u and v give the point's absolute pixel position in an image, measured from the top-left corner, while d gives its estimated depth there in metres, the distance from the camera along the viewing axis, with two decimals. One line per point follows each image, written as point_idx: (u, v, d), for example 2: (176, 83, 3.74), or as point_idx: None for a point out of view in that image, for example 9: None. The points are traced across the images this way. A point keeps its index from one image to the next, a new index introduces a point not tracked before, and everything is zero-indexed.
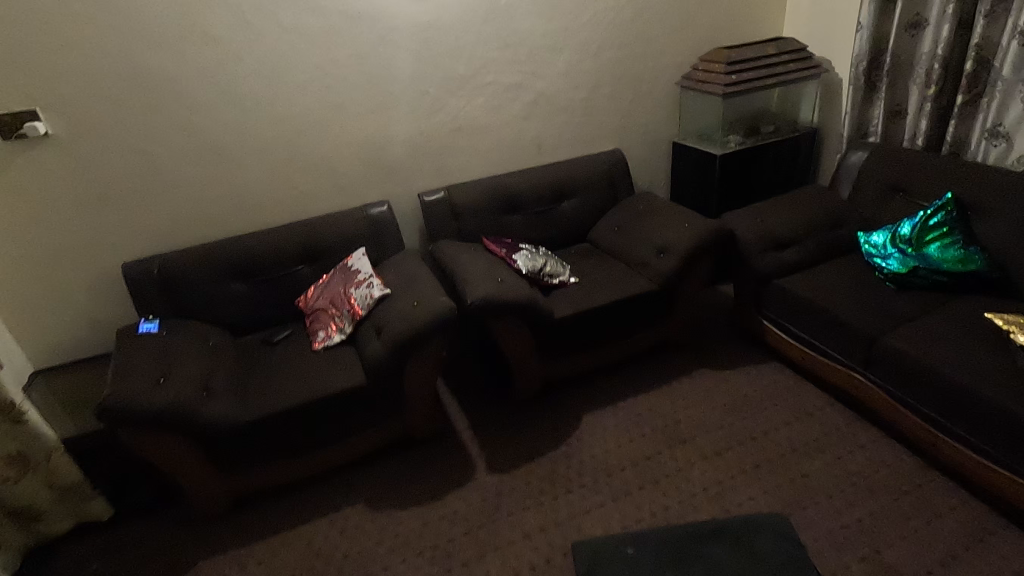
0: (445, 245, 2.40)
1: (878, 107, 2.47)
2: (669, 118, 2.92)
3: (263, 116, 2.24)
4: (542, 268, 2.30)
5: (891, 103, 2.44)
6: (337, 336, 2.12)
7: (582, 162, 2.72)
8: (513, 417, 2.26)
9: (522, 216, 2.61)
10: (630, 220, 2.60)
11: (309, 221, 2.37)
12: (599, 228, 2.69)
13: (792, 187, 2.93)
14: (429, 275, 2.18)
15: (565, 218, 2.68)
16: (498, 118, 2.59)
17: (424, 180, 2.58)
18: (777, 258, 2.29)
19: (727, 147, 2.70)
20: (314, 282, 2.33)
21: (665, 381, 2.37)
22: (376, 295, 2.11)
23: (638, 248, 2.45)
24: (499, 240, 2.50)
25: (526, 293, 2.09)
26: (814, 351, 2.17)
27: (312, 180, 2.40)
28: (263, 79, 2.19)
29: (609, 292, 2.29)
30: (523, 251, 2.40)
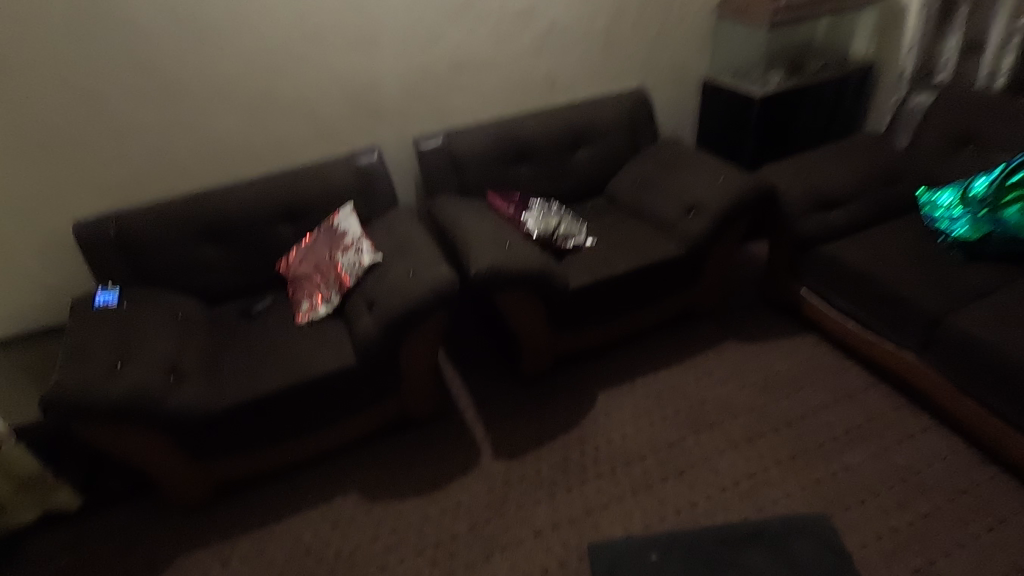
0: (445, 201, 2.11)
1: (952, 40, 2.11)
2: (700, 52, 2.55)
3: (227, 48, 1.89)
4: (555, 229, 2.02)
5: (967, 35, 2.08)
6: (322, 308, 1.87)
7: (600, 104, 2.38)
8: (521, 396, 2.05)
9: (533, 167, 2.30)
10: (654, 173, 2.29)
11: (288, 173, 2.07)
12: (619, 181, 2.38)
13: (835, 133, 2.60)
14: (427, 238, 1.91)
15: (581, 169, 2.37)
16: (505, 51, 2.23)
17: (420, 125, 2.25)
18: (824, 220, 2.00)
19: (768, 87, 2.35)
20: (297, 244, 2.06)
21: (690, 356, 2.14)
22: (365, 262, 1.84)
23: (663, 206, 2.16)
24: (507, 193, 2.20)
25: (537, 261, 1.83)
26: (861, 327, 1.93)
27: (291, 125, 2.08)
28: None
29: (630, 257, 2.03)
30: (535, 206, 2.09)
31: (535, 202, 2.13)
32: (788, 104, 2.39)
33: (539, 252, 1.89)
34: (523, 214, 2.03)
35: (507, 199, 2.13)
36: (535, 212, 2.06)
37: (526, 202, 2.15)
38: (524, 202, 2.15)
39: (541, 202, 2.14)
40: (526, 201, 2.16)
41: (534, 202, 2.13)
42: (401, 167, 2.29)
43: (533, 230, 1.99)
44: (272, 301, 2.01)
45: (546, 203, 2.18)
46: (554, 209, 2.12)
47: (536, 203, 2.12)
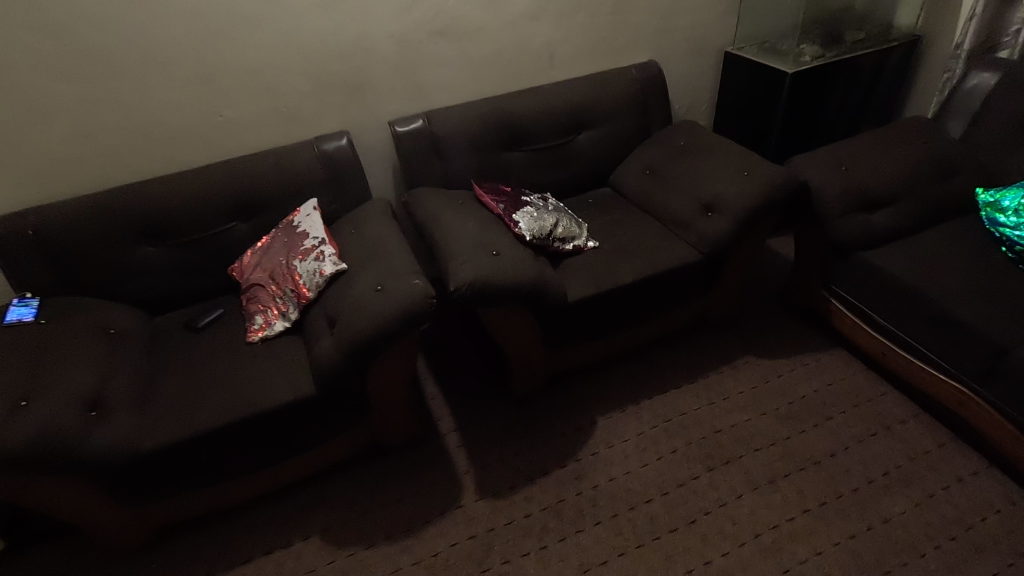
0: (424, 195, 1.82)
1: None
2: (722, 19, 2.21)
3: (159, 9, 1.57)
4: (552, 230, 1.74)
5: None
6: (279, 324, 1.61)
7: (606, 80, 2.06)
8: (510, 419, 1.80)
9: (527, 152, 2.00)
10: (667, 161, 1.99)
11: (241, 160, 1.77)
12: (626, 169, 2.08)
13: (873, 115, 2.29)
14: (400, 241, 1.63)
15: (583, 156, 2.06)
16: (495, 16, 1.90)
17: (397, 103, 1.94)
18: (865, 222, 1.72)
19: (801, 62, 2.03)
20: (252, 245, 1.78)
21: (703, 374, 1.88)
22: (327, 272, 1.57)
23: (677, 201, 1.87)
24: (497, 184, 1.90)
25: (529, 270, 1.55)
26: (904, 349, 1.67)
27: (243, 104, 1.77)
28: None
29: (639, 263, 1.75)
30: (529, 203, 1.81)
31: (530, 198, 1.86)
32: (823, 83, 2.07)
33: (532, 259, 1.61)
34: (516, 211, 1.74)
35: (498, 192, 1.85)
36: (529, 209, 1.77)
37: (519, 196, 1.86)
38: (517, 196, 1.85)
39: (536, 198, 1.87)
40: (519, 194, 1.87)
41: (529, 198, 1.86)
42: (375, 152, 1.98)
43: (528, 230, 1.68)
44: (223, 311, 1.73)
45: (542, 197, 1.91)
46: (551, 206, 1.84)
47: (530, 199, 1.85)
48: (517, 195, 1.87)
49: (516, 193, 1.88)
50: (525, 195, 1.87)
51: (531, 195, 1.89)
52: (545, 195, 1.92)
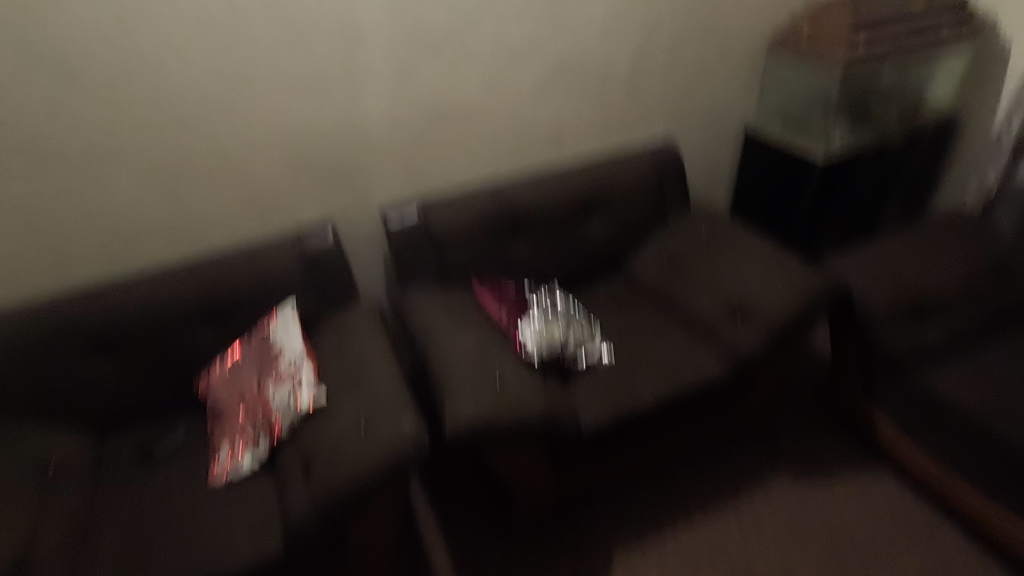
0: (418, 297, 1.61)
1: None
2: (742, 93, 2.05)
3: (118, 97, 1.38)
4: (562, 342, 1.55)
5: None
6: (247, 461, 1.38)
7: (619, 160, 1.88)
8: (514, 556, 1.57)
9: (533, 242, 1.80)
10: (688, 253, 1.79)
11: (210, 258, 1.56)
12: (641, 258, 1.88)
13: (905, 197, 2.12)
14: (390, 362, 1.42)
15: (594, 244, 1.86)
16: (500, 96, 1.73)
17: (388, 189, 1.74)
18: (916, 335, 1.53)
19: (833, 145, 1.86)
20: (220, 356, 1.56)
21: (731, 497, 1.66)
22: (305, 402, 1.36)
23: (701, 303, 1.67)
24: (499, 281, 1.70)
25: (539, 401, 1.34)
26: (966, 484, 1.47)
27: (214, 195, 1.57)
28: (109, 35, 1.31)
29: (661, 380, 1.54)
30: (538, 308, 1.62)
31: (536, 300, 1.67)
32: (855, 166, 1.90)
33: (542, 383, 1.40)
34: (523, 322, 1.55)
35: (502, 292, 1.65)
36: (539, 318, 1.58)
37: (525, 298, 1.66)
38: (523, 298, 1.65)
39: (543, 300, 1.68)
40: (525, 295, 1.67)
41: (535, 300, 1.67)
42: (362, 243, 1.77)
43: (536, 345, 1.49)
44: (184, 435, 1.51)
45: (550, 297, 1.72)
46: (561, 310, 1.66)
47: (537, 302, 1.66)
48: (523, 297, 1.66)
49: (522, 293, 1.69)
50: (532, 297, 1.68)
51: (537, 296, 1.70)
52: (553, 294, 1.73)
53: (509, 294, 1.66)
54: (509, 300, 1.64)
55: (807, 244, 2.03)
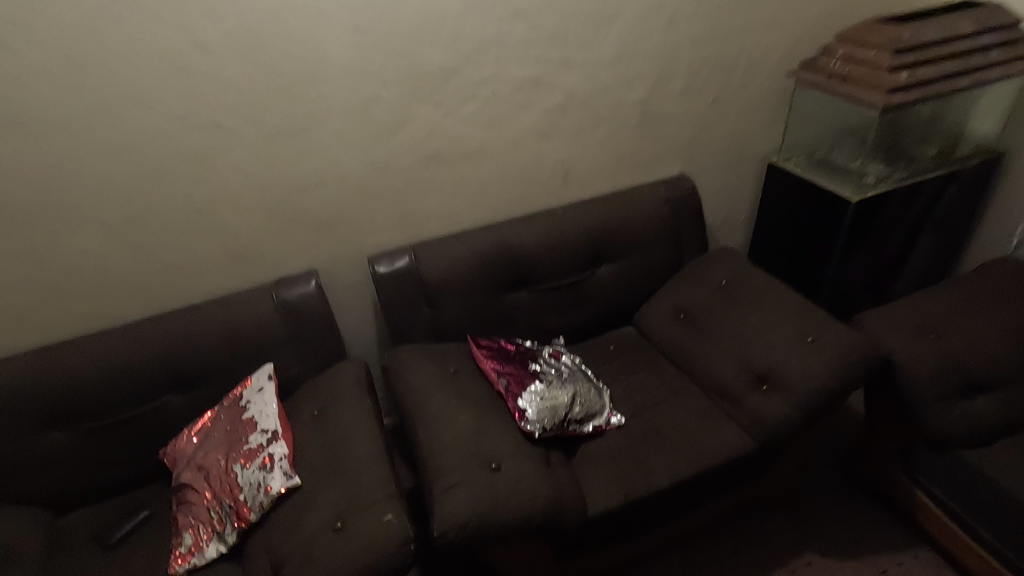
0: (409, 358, 1.47)
1: None
2: (765, 128, 1.90)
3: (76, 145, 1.24)
4: (568, 411, 1.38)
5: None
6: (211, 549, 1.23)
7: (631, 202, 1.72)
8: None
9: (537, 293, 1.65)
10: (706, 307, 1.63)
11: (180, 316, 1.42)
12: (654, 309, 1.72)
13: (945, 241, 1.94)
14: (374, 440, 1.26)
15: (603, 294, 1.71)
16: (501, 135, 1.58)
17: (379, 236, 1.60)
18: (968, 411, 1.35)
19: (868, 187, 1.69)
20: (189, 423, 1.41)
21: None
22: (275, 489, 1.20)
23: (722, 366, 1.50)
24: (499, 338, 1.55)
25: (540, 490, 1.18)
26: None
27: (186, 248, 1.43)
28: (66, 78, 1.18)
29: (678, 457, 1.37)
30: (542, 371, 1.46)
31: (540, 360, 1.51)
32: (891, 209, 1.73)
33: (544, 466, 1.25)
34: (527, 388, 1.38)
35: (502, 352, 1.49)
36: (544, 383, 1.41)
37: (528, 358, 1.51)
38: (526, 359, 1.49)
39: (547, 361, 1.52)
40: (528, 356, 1.51)
41: (539, 360, 1.51)
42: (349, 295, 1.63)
43: (541, 418, 1.32)
44: (146, 515, 1.36)
45: (555, 357, 1.56)
46: (567, 372, 1.50)
47: (541, 362, 1.50)
48: (526, 357, 1.51)
49: (524, 352, 1.53)
50: (535, 357, 1.52)
51: (541, 355, 1.54)
52: (559, 353, 1.58)
53: (511, 354, 1.50)
54: (509, 360, 1.47)
55: (837, 297, 1.85)
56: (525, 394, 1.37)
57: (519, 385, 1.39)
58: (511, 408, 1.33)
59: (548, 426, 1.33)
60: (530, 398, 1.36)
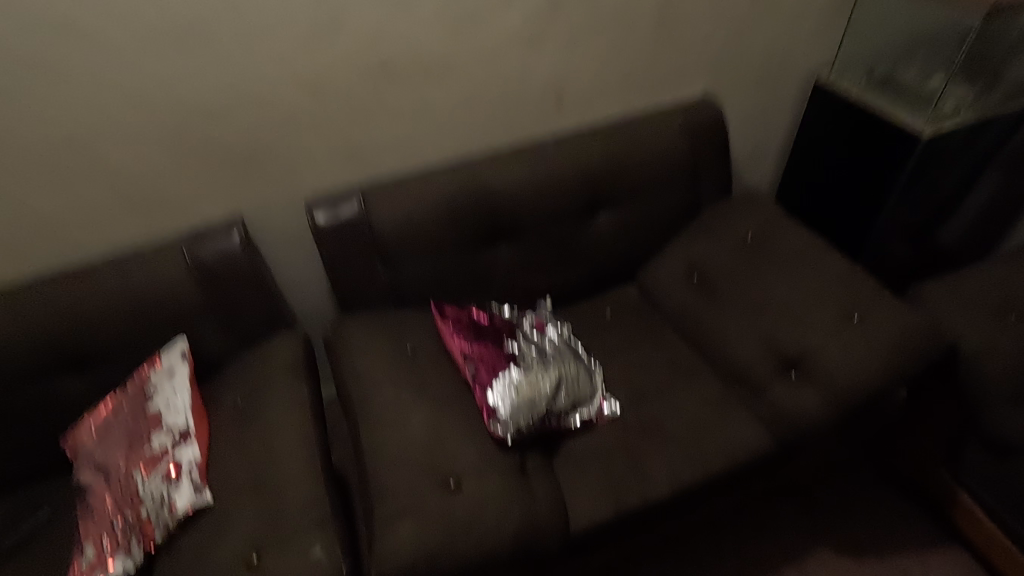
0: (357, 334, 1.19)
1: None
2: (815, 36, 1.49)
3: None
4: (551, 404, 1.12)
5: None
6: (117, 566, 0.95)
7: (641, 133, 1.36)
8: None
9: (519, 248, 1.34)
10: (726, 269, 1.33)
11: (65, 281, 1.13)
12: (661, 267, 1.42)
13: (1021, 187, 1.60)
14: (306, 445, 1.02)
15: (600, 248, 1.40)
16: (473, 43, 1.20)
17: (320, 176, 1.26)
18: None
19: (943, 116, 1.33)
20: (91, 410, 1.15)
21: None
22: (181, 508, 0.97)
23: (742, 345, 1.23)
24: (470, 305, 1.25)
25: (509, 515, 0.95)
26: None
27: (61, 193, 1.10)
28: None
29: (682, 459, 1.13)
30: (522, 350, 1.18)
31: (520, 334, 1.22)
32: (967, 147, 1.38)
33: (516, 480, 1.01)
34: (500, 375, 1.11)
35: (472, 325, 1.20)
36: (523, 367, 1.13)
37: (504, 331, 1.22)
38: (501, 334, 1.21)
39: (529, 334, 1.23)
40: (504, 329, 1.23)
41: (519, 333, 1.22)
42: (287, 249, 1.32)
43: (515, 417, 1.06)
44: (47, 516, 1.14)
45: (539, 327, 1.27)
46: (553, 350, 1.21)
47: (521, 337, 1.22)
48: (501, 330, 1.22)
49: (501, 322, 1.24)
50: (514, 328, 1.23)
51: (521, 326, 1.25)
52: (544, 322, 1.29)
53: (483, 326, 1.21)
54: (480, 335, 1.18)
55: (881, 258, 1.55)
56: (498, 384, 1.09)
57: (491, 371, 1.12)
58: (478, 403, 1.07)
59: (523, 426, 1.07)
60: (504, 390, 1.09)
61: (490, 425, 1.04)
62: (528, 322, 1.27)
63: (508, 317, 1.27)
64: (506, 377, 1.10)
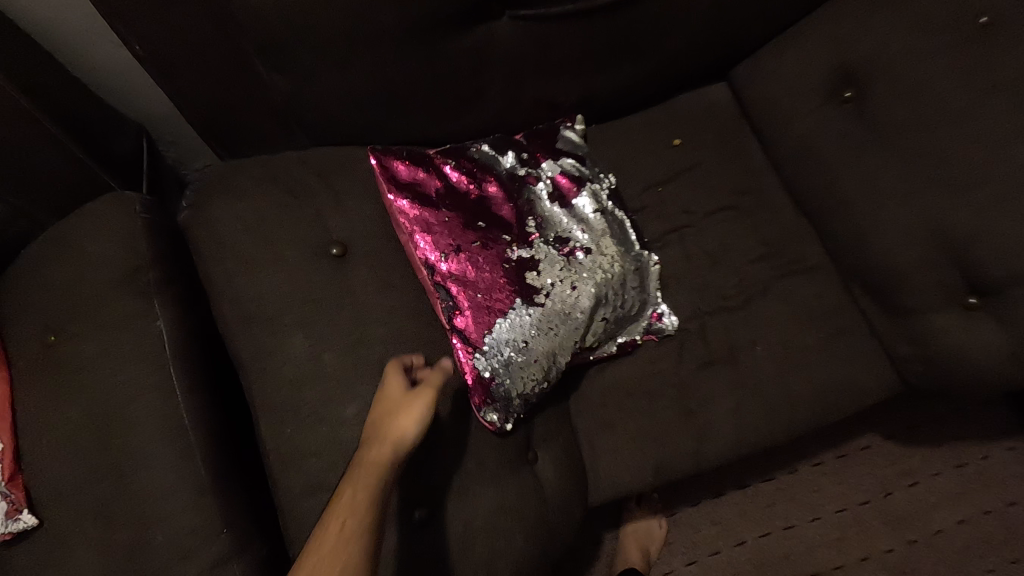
0: (237, 213, 0.65)
1: None
2: None
3: None
4: (579, 348, 0.69)
5: None
6: None
7: None
8: None
9: (533, 25, 0.68)
10: (918, 83, 0.72)
11: None
12: (784, 63, 0.80)
13: None
14: (176, 431, 0.61)
15: (685, 24, 0.74)
16: None
17: None
18: None
19: None
20: None
21: (788, 467, 1.14)
22: None
23: (904, 238, 0.73)
24: (440, 161, 0.70)
25: (506, 545, 0.63)
26: None
27: None
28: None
29: (760, 408, 0.77)
30: (536, 257, 0.68)
31: (532, 219, 0.70)
32: None
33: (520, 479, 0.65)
34: (499, 315, 0.64)
35: (447, 209, 0.67)
36: (539, 296, 0.66)
37: (504, 215, 0.69)
38: (500, 220, 0.69)
39: (547, 216, 0.71)
40: (505, 207, 0.70)
41: (529, 221, 0.70)
42: (64, 17, 0.64)
43: (523, 387, 0.65)
44: None
45: (562, 197, 0.73)
46: (588, 246, 0.71)
47: (532, 226, 0.70)
48: (500, 214, 0.69)
49: (500, 197, 0.70)
50: (521, 211, 0.70)
51: (534, 201, 0.72)
52: (574, 184, 0.74)
53: (468, 212, 0.68)
54: (460, 229, 0.66)
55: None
56: (496, 334, 0.64)
57: (482, 306, 0.64)
58: (461, 366, 0.63)
59: (536, 397, 0.66)
60: (505, 344, 0.64)
61: (481, 406, 0.63)
62: (546, 188, 0.73)
63: (511, 182, 0.72)
64: (506, 321, 0.64)
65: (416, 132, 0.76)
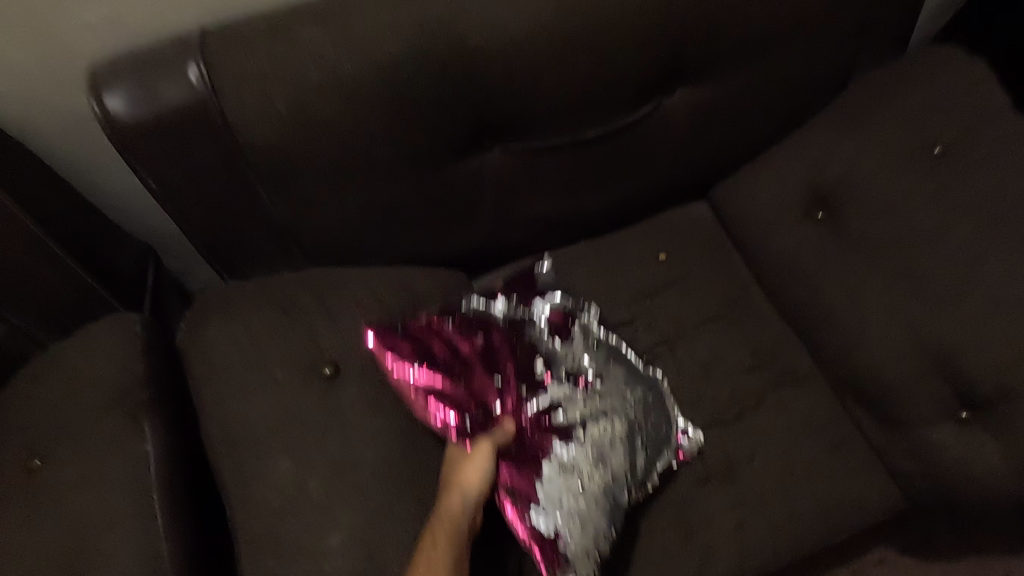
0: (232, 335, 0.67)
1: None
2: None
3: None
4: (628, 478, 0.68)
5: None
6: None
7: None
8: None
9: (523, 156, 0.73)
10: (884, 206, 0.76)
11: None
12: (761, 186, 0.85)
13: None
14: (149, 568, 0.58)
15: (663, 152, 0.80)
16: None
17: (106, 5, 0.59)
18: None
19: None
20: None
21: None
22: None
23: (891, 351, 0.74)
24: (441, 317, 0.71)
25: None
26: None
27: None
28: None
29: (763, 527, 0.74)
30: (554, 395, 0.70)
31: (540, 360, 0.72)
32: None
33: None
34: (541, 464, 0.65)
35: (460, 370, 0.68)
36: (575, 433, 0.67)
37: (516, 359, 0.71)
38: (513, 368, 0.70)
39: (555, 354, 0.73)
40: (518, 351, 0.72)
41: (537, 361, 0.72)
42: (86, 152, 0.71)
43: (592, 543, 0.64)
44: None
45: (562, 331, 0.75)
46: (598, 373, 0.73)
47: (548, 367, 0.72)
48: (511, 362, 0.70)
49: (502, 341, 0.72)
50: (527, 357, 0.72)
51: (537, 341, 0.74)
52: (566, 319, 0.76)
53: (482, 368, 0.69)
54: (481, 389, 0.67)
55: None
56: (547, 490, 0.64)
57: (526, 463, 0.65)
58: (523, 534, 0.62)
59: (609, 545, 0.65)
60: (559, 493, 0.64)
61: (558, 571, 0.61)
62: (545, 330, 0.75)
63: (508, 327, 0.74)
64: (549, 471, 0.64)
65: (410, 251, 0.79)
